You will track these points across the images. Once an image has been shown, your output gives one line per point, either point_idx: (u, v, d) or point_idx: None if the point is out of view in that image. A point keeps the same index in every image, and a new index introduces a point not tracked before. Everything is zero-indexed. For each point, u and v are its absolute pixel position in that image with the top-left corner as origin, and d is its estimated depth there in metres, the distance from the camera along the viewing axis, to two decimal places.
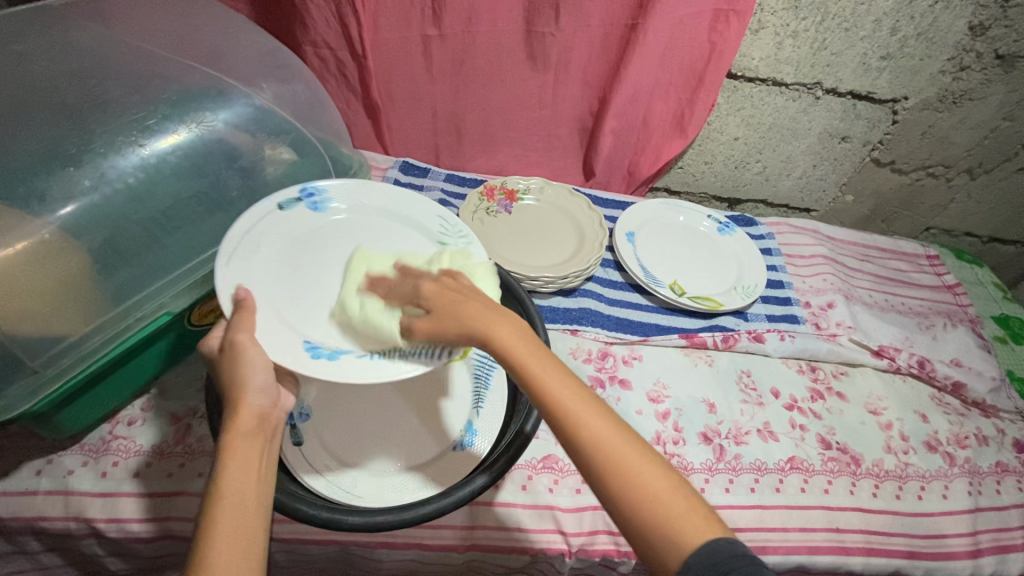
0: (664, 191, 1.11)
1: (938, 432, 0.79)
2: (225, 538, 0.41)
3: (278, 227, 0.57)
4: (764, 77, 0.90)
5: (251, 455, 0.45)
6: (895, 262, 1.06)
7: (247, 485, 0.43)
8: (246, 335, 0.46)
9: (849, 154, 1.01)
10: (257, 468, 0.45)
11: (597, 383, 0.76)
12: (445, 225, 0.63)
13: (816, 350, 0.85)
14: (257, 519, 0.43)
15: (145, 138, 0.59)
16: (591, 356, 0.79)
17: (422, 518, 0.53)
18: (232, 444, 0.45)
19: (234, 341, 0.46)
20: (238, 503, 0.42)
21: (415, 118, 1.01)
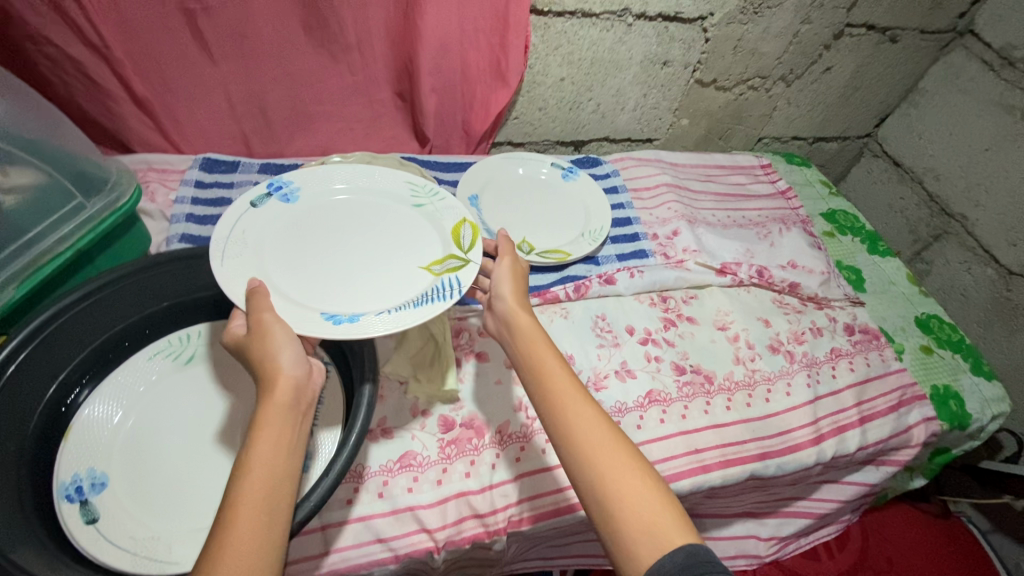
0: (507, 144, 1.06)
1: (779, 333, 0.84)
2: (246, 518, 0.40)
3: (261, 224, 0.63)
4: (572, 10, 0.86)
5: (284, 428, 0.45)
6: (734, 177, 1.10)
7: (270, 471, 0.42)
8: (269, 315, 0.50)
9: (674, 78, 1.01)
10: (284, 438, 0.44)
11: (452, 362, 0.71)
12: (415, 189, 0.71)
13: (665, 281, 0.86)
14: (280, 506, 0.42)
15: None
16: None
17: None
18: (264, 415, 0.45)
19: (261, 320, 0.50)
20: (263, 490, 0.41)
21: (208, 107, 0.88)
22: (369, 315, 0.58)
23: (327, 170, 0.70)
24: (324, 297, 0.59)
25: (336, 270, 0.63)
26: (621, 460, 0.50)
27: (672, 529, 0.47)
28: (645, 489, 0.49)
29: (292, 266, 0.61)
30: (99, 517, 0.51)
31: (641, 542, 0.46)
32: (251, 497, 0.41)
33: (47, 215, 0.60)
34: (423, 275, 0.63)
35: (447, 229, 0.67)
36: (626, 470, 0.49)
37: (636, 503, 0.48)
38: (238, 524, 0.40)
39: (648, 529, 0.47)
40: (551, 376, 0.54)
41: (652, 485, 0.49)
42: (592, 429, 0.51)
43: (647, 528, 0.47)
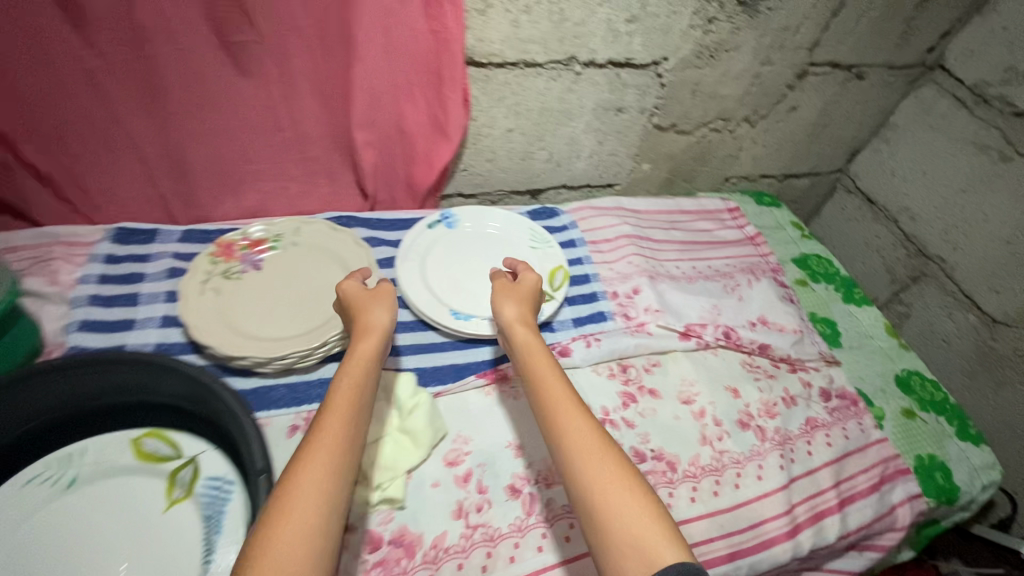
0: (457, 196, 0.99)
1: (749, 405, 0.77)
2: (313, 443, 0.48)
3: (429, 239, 0.87)
4: (514, 60, 0.79)
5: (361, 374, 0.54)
6: (700, 223, 1.04)
7: (343, 428, 0.49)
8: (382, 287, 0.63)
9: (631, 124, 0.95)
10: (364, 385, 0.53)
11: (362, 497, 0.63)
12: (535, 236, 0.90)
13: (624, 349, 0.79)
14: (348, 461, 0.48)
15: None
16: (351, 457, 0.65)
17: None
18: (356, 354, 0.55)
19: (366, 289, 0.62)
20: (329, 450, 0.47)
21: (115, 176, 0.79)
22: (478, 319, 0.78)
23: (489, 210, 0.92)
24: (452, 301, 0.80)
25: (464, 282, 0.83)
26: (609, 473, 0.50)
27: (659, 540, 0.46)
28: (633, 494, 0.48)
29: (437, 273, 0.83)
30: None
31: (629, 556, 0.45)
32: (318, 462, 0.46)
33: None
34: (520, 299, 0.82)
35: (546, 271, 0.85)
36: (616, 477, 0.49)
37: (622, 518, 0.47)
38: (299, 490, 0.45)
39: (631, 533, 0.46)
40: (548, 390, 0.56)
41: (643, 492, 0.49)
42: (580, 439, 0.52)
43: (634, 541, 0.46)
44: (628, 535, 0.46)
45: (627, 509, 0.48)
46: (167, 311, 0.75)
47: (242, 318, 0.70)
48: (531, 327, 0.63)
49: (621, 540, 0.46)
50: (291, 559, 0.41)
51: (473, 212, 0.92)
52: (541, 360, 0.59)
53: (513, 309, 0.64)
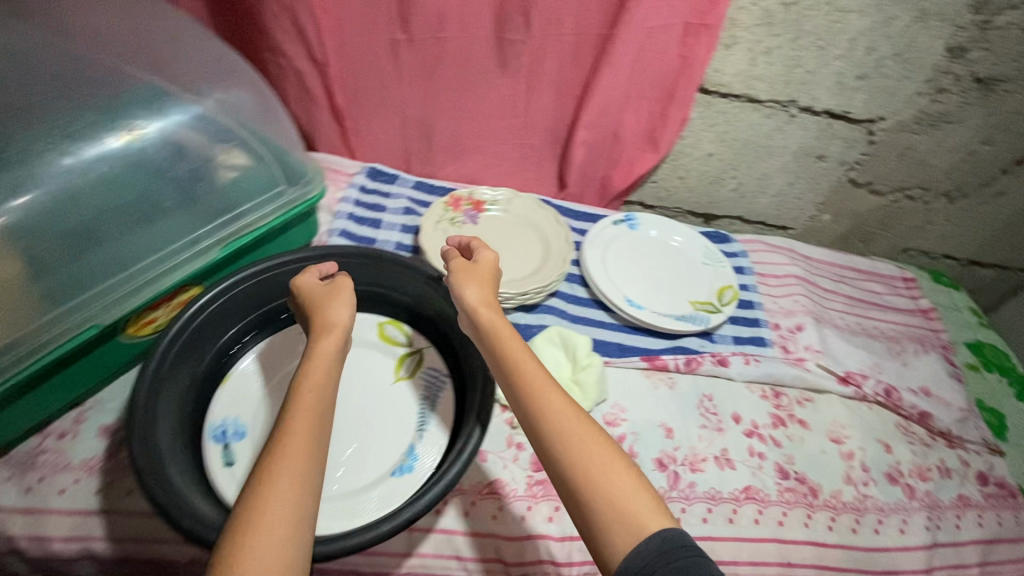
0: (638, 205, 1.07)
1: (900, 463, 0.77)
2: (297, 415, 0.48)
3: (612, 233, 0.95)
4: (739, 93, 0.88)
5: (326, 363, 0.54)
6: (870, 284, 1.04)
7: (316, 411, 0.49)
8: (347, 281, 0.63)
9: (827, 174, 0.99)
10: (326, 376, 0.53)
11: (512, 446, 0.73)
12: (709, 254, 0.95)
13: (781, 376, 0.82)
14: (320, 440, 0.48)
15: (71, 146, 0.55)
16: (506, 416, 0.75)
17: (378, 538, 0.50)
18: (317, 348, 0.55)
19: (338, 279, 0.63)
20: (308, 424, 0.48)
21: (381, 125, 0.98)
22: (649, 311, 0.85)
23: (671, 223, 0.97)
24: (627, 290, 0.87)
25: (639, 278, 0.90)
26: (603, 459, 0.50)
27: (645, 513, 0.48)
28: (621, 476, 0.50)
29: (616, 263, 0.91)
30: (235, 461, 0.58)
31: (618, 529, 0.47)
32: (302, 447, 0.46)
33: (255, 191, 0.67)
34: (689, 305, 0.87)
35: (715, 287, 0.91)
36: (607, 461, 0.50)
37: (608, 497, 0.48)
38: (286, 473, 0.44)
39: (621, 513, 0.48)
40: (540, 391, 0.54)
41: (630, 474, 0.50)
42: (577, 427, 0.52)
43: (620, 518, 0.47)
44: (610, 508, 0.48)
45: (619, 490, 0.49)
46: (402, 240, 0.91)
47: None
48: (496, 310, 0.62)
49: (605, 514, 0.48)
50: (280, 537, 0.41)
51: (657, 221, 0.98)
52: (521, 350, 0.58)
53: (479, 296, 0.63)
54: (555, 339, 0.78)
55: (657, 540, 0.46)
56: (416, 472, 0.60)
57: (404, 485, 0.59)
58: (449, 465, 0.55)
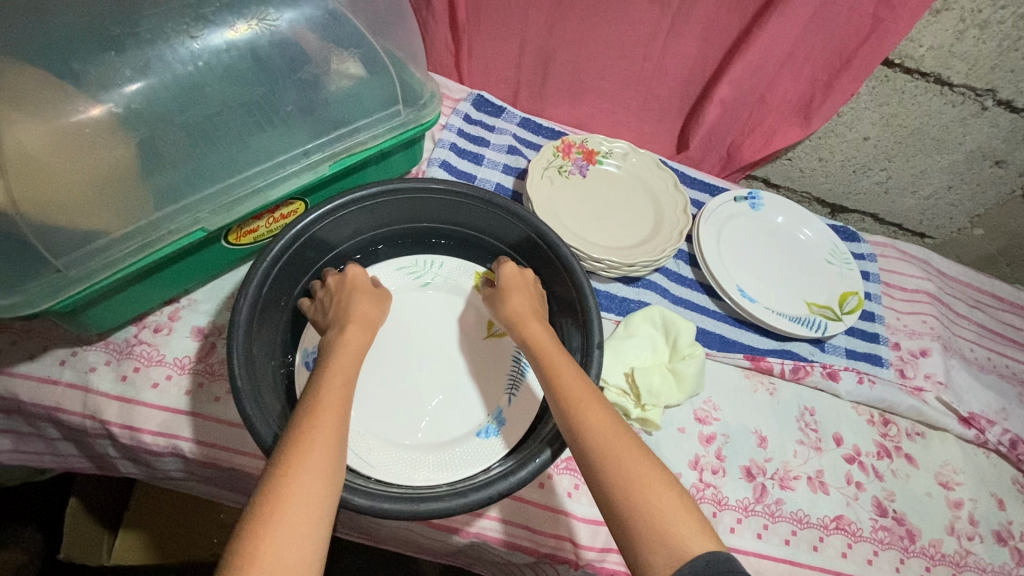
0: (761, 181, 0.96)
1: (1012, 523, 0.70)
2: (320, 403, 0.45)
3: (733, 210, 0.85)
4: (927, 71, 0.74)
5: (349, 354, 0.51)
6: (1010, 316, 0.91)
7: (336, 404, 0.46)
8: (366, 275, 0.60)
9: (998, 183, 0.85)
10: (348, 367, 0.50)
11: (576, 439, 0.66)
12: (836, 252, 0.84)
13: (896, 404, 0.74)
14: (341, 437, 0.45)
15: (199, 29, 0.52)
16: None
17: (466, 508, 0.47)
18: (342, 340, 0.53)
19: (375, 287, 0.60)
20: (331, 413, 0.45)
21: (497, 49, 0.88)
22: (761, 305, 0.77)
23: (800, 210, 0.86)
24: (739, 278, 0.79)
25: (754, 267, 0.81)
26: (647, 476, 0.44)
27: (690, 533, 0.42)
28: (661, 487, 0.43)
29: (730, 245, 0.82)
30: None
31: (662, 552, 0.41)
32: (321, 444, 0.42)
33: (373, 108, 0.60)
34: (804, 306, 0.79)
35: (838, 291, 0.80)
36: (645, 473, 0.44)
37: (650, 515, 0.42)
38: (303, 467, 0.41)
39: (664, 530, 0.42)
40: (576, 402, 0.49)
41: (673, 488, 0.44)
42: (613, 436, 0.46)
43: (667, 537, 0.41)
44: (647, 524, 0.42)
45: (661, 507, 0.42)
46: (501, 180, 0.84)
47: (564, 215, 0.77)
48: (530, 319, 0.58)
49: (650, 534, 0.42)
50: (293, 541, 0.37)
51: (786, 206, 0.87)
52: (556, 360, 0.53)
53: (520, 304, 0.59)
54: (656, 319, 0.72)
55: (700, 561, 0.40)
56: (501, 438, 0.57)
57: (487, 450, 0.56)
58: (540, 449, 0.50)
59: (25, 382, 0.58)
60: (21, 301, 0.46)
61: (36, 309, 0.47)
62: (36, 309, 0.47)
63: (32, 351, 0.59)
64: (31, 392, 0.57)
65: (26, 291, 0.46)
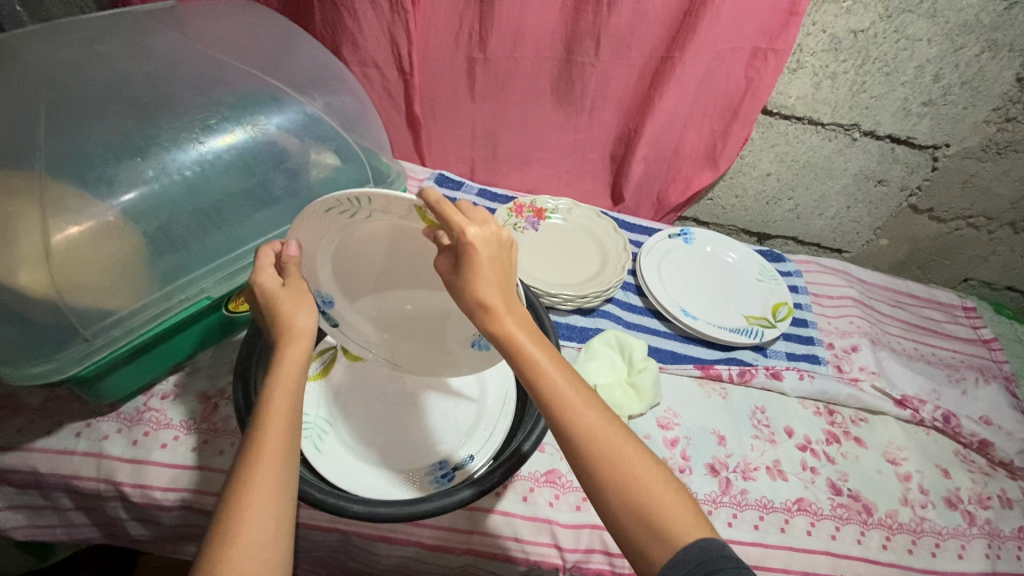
0: (693, 220, 1.11)
1: (959, 489, 0.76)
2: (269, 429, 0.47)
3: (669, 246, 0.97)
4: (801, 115, 0.90)
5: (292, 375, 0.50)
6: (928, 311, 1.03)
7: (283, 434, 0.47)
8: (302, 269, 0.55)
9: (886, 198, 1.00)
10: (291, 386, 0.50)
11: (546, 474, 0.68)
12: (763, 271, 0.97)
13: (836, 394, 0.83)
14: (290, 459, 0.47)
15: (204, 136, 0.64)
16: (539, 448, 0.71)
17: (421, 515, 0.54)
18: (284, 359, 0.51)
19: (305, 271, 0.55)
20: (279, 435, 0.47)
21: (452, 135, 1.04)
22: (703, 321, 0.87)
23: (726, 240, 1.00)
24: (681, 300, 0.90)
25: (693, 290, 0.92)
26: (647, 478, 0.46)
27: (686, 525, 0.45)
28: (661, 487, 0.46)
29: (670, 275, 0.93)
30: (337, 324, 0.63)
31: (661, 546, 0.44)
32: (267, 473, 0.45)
33: (348, 187, 0.73)
34: (741, 318, 0.89)
35: (769, 303, 0.91)
36: (644, 474, 0.46)
37: (651, 514, 0.45)
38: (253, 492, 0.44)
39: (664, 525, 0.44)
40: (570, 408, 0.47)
41: (670, 483, 0.47)
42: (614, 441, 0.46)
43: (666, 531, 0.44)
44: (644, 520, 0.45)
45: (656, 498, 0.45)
46: None
47: (522, 262, 0.88)
48: (506, 306, 0.48)
49: (651, 530, 0.44)
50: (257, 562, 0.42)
51: (714, 237, 1.00)
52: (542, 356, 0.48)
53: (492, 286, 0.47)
54: (612, 341, 0.81)
55: (695, 550, 0.43)
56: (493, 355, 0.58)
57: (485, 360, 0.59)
58: (461, 486, 0.56)
59: (43, 455, 0.63)
60: (54, 367, 0.54)
61: (66, 374, 0.54)
62: (66, 373, 0.54)
63: (49, 427, 0.65)
64: (49, 464, 0.63)
65: (59, 358, 0.54)
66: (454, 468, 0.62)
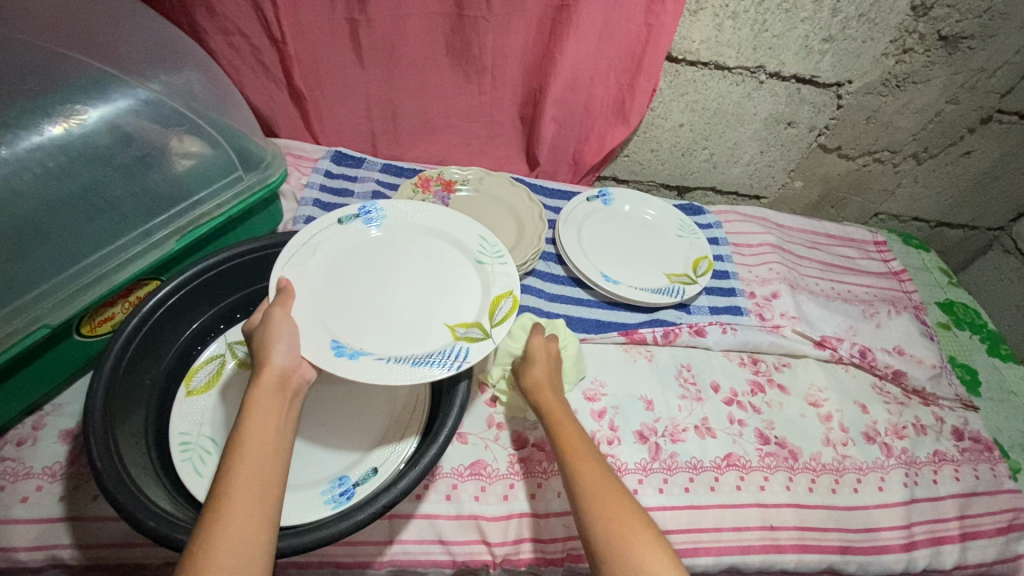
0: (612, 179, 1.07)
1: (877, 422, 0.78)
2: (245, 458, 0.43)
3: (587, 210, 0.93)
4: (706, 61, 0.87)
5: (271, 407, 0.47)
6: (843, 249, 1.04)
7: (270, 436, 0.45)
8: (280, 309, 0.53)
9: (797, 140, 0.99)
10: (273, 415, 0.46)
11: (469, 467, 0.64)
12: (682, 226, 0.94)
13: (759, 343, 0.82)
14: (269, 489, 0.43)
15: (6, 135, 0.53)
16: (461, 441, 0.66)
17: (324, 541, 0.49)
18: (257, 394, 0.47)
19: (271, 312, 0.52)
20: (255, 463, 0.43)
21: (344, 108, 0.94)
22: (624, 284, 0.84)
23: (645, 197, 0.96)
24: (601, 265, 0.86)
25: (614, 253, 0.89)
26: (627, 522, 0.47)
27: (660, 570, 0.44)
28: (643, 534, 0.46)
29: (590, 240, 0.90)
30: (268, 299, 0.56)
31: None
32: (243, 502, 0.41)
33: (209, 178, 0.63)
34: (663, 277, 0.87)
35: (690, 259, 0.90)
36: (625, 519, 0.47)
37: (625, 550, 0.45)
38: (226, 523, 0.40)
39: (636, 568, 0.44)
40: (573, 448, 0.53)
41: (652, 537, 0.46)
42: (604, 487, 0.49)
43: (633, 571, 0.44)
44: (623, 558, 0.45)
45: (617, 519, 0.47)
46: None
47: None
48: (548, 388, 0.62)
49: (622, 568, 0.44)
50: None
51: (633, 196, 0.97)
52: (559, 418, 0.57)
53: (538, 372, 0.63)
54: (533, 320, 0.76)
55: None
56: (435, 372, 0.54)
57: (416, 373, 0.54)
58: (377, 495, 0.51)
59: None
60: None
61: None
62: None
63: None
64: None
65: None
66: (356, 485, 0.56)
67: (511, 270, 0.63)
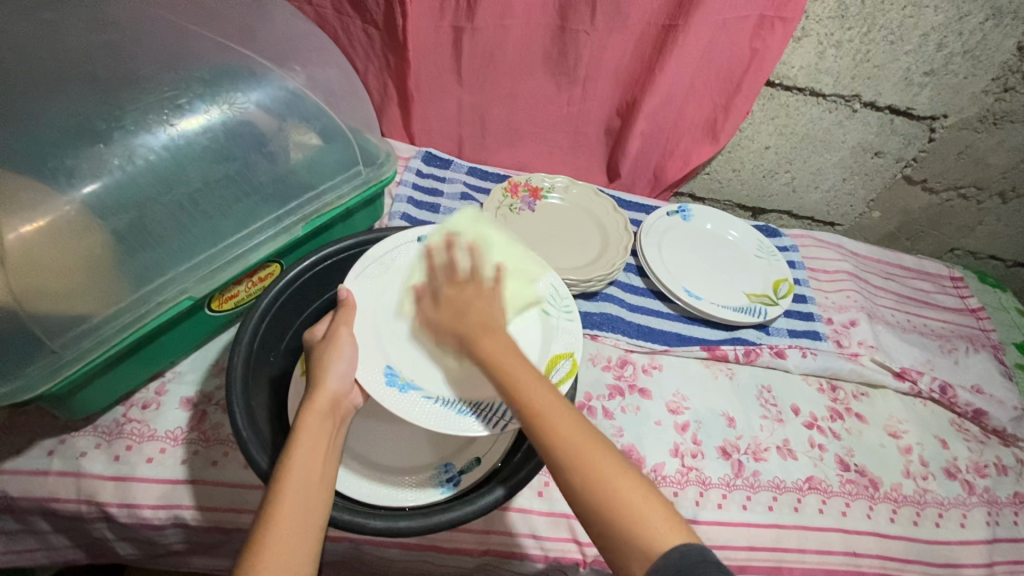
0: (688, 196, 1.08)
1: (958, 458, 0.78)
2: (291, 484, 0.45)
3: (668, 225, 0.95)
4: (803, 86, 0.88)
5: (320, 432, 0.49)
6: (918, 282, 1.04)
7: (317, 463, 0.47)
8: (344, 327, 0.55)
9: (882, 169, 0.99)
10: (322, 441, 0.48)
11: None
12: (761, 247, 0.95)
13: (838, 369, 0.83)
14: (312, 518, 0.44)
15: (176, 117, 0.57)
16: None
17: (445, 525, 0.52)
18: (306, 416, 0.49)
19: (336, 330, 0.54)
20: (298, 491, 0.45)
21: (439, 110, 0.97)
22: (706, 300, 0.85)
23: (725, 216, 0.98)
24: (683, 280, 0.87)
25: (694, 269, 0.90)
26: (615, 480, 0.45)
27: (661, 531, 0.43)
28: (641, 498, 0.44)
29: (671, 254, 0.91)
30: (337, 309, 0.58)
31: (628, 542, 0.43)
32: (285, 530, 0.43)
33: (333, 170, 0.66)
34: (743, 296, 0.88)
35: (771, 280, 0.90)
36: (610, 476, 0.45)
37: (624, 509, 0.44)
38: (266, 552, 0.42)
39: (632, 534, 0.43)
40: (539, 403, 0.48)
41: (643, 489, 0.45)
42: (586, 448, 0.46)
43: (634, 536, 0.43)
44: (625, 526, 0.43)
45: (622, 493, 0.44)
46: None
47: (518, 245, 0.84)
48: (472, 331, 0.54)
49: (623, 534, 0.43)
50: None
51: (713, 214, 0.98)
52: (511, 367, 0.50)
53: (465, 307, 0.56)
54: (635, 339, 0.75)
55: (676, 555, 0.41)
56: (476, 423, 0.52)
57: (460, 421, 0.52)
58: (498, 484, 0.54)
59: (13, 477, 0.58)
60: (20, 386, 0.48)
61: (32, 393, 0.49)
62: (32, 393, 0.49)
63: (17, 447, 0.59)
64: (20, 486, 0.57)
65: (26, 375, 0.49)
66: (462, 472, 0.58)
67: (577, 332, 0.60)
